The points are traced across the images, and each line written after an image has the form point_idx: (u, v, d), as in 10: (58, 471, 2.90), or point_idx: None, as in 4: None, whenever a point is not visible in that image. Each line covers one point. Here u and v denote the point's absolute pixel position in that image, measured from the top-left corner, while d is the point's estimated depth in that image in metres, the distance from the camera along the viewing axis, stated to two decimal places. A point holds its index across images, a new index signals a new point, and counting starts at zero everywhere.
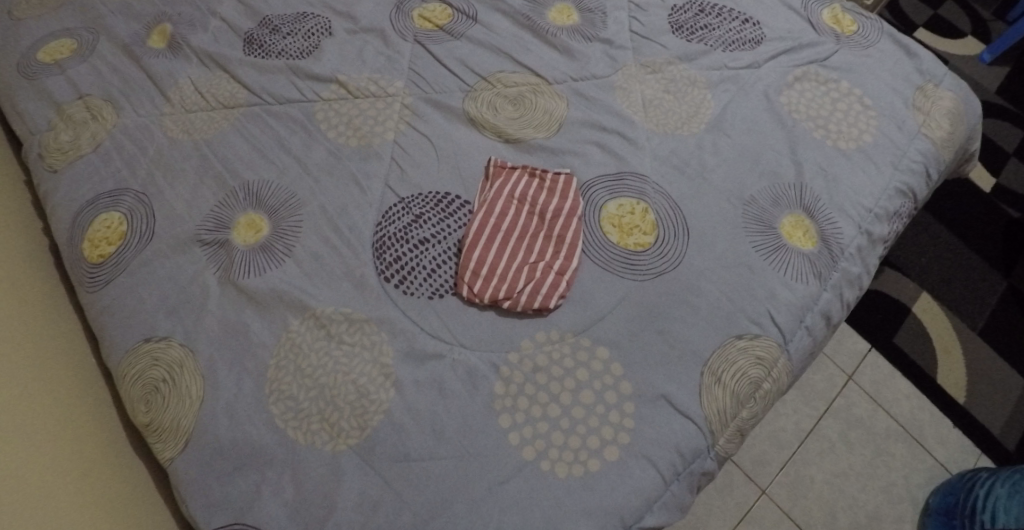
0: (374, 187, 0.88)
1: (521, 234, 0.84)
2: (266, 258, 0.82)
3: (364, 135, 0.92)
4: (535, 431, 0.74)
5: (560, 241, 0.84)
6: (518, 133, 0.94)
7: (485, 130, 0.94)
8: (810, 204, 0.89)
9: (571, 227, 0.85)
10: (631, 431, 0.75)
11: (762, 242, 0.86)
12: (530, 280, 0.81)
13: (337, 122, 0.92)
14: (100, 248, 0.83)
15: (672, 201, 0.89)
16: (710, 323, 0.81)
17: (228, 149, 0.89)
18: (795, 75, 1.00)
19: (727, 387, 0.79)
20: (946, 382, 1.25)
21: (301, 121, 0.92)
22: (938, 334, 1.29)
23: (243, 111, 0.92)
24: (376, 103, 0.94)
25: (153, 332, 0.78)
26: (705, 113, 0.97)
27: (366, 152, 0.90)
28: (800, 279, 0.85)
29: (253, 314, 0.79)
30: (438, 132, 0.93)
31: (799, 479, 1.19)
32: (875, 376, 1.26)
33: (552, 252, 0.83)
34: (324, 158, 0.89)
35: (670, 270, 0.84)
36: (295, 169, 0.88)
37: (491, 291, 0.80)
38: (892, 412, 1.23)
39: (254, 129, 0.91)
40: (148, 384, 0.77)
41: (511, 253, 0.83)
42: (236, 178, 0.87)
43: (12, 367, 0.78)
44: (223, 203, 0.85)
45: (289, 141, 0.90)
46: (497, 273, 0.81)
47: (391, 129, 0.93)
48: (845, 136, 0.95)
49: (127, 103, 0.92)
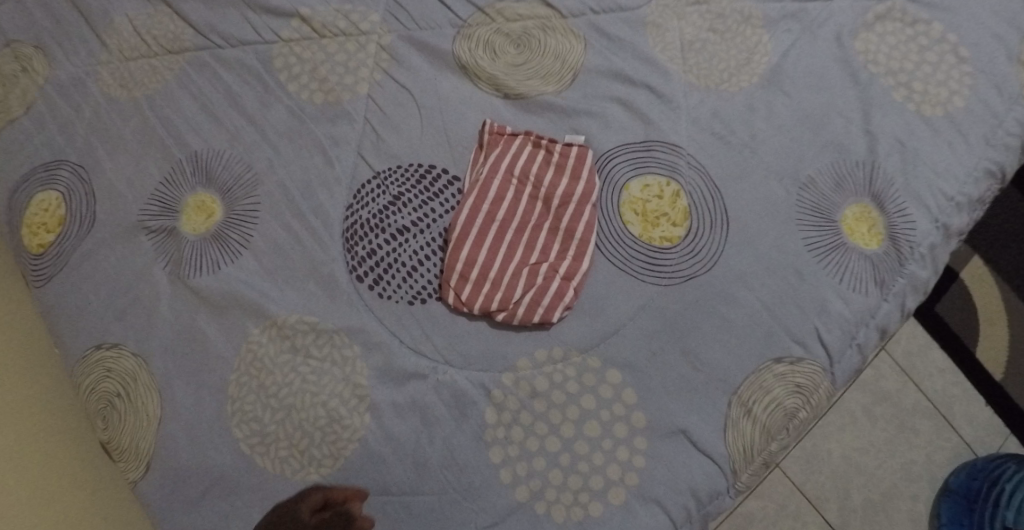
0: (344, 158, 0.74)
1: (521, 227, 0.71)
2: (220, 250, 0.70)
3: (332, 89, 0.77)
4: (530, 468, 0.65)
5: (569, 237, 0.71)
6: (521, 86, 0.78)
7: (480, 81, 0.78)
8: (879, 190, 0.74)
9: (582, 219, 0.71)
10: (641, 471, 0.66)
11: (818, 239, 0.72)
12: (529, 288, 0.68)
13: (300, 72, 0.77)
14: (39, 237, 0.72)
15: (710, 181, 0.75)
16: (744, 343, 0.69)
17: (173, 109, 0.75)
18: (876, 13, 0.80)
19: (758, 421, 0.68)
20: (985, 357, 1.09)
21: (258, 70, 0.77)
22: (985, 301, 1.10)
23: (189, 57, 0.77)
24: (347, 45, 0.78)
25: (104, 338, 0.69)
26: (760, 60, 0.79)
27: (334, 111, 0.76)
28: (857, 288, 0.71)
29: (207, 319, 0.69)
30: (422, 84, 0.78)
31: (815, 454, 1.06)
32: (910, 345, 1.09)
33: (557, 250, 0.70)
34: (284, 121, 0.75)
35: (702, 274, 0.71)
36: (250, 134, 0.74)
37: (481, 300, 0.68)
38: (923, 386, 1.08)
39: (203, 82, 0.76)
40: (101, 398, 0.68)
41: (508, 251, 0.70)
42: (182, 147, 0.73)
43: None
44: (169, 179, 0.72)
45: (241, 97, 0.76)
46: (489, 279, 0.69)
47: (364, 80, 0.77)
48: (931, 99, 0.76)
49: (59, 50, 0.77)
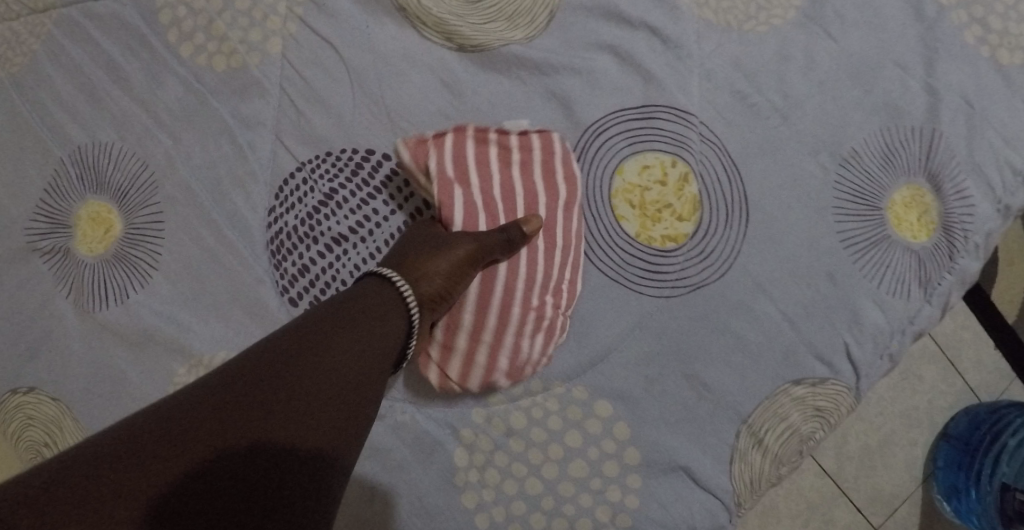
0: (259, 145, 0.61)
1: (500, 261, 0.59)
2: (126, 273, 0.59)
3: (234, 49, 0.61)
4: (509, 514, 0.58)
5: (555, 263, 0.59)
6: (480, 33, 0.62)
7: (427, 28, 0.62)
8: (936, 167, 0.60)
9: (563, 237, 0.60)
10: (635, 512, 0.59)
11: (856, 233, 0.59)
12: (519, 346, 0.59)
13: (192, 27, 0.61)
14: None
15: (726, 156, 0.61)
16: (759, 365, 0.59)
17: (49, 93, 0.61)
18: None
19: (768, 451, 0.59)
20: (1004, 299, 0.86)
21: (139, 29, 0.61)
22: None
23: (56, 18, 0.61)
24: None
25: (18, 382, 0.60)
26: None
27: (243, 81, 0.61)
28: (896, 292, 0.60)
29: (125, 357, 0.58)
30: (350, 37, 0.61)
31: None
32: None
33: (544, 282, 0.59)
34: (183, 98, 0.61)
35: (711, 280, 0.59)
36: (144, 119, 0.60)
37: (467, 370, 0.59)
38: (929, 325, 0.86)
39: (80, 52, 0.61)
40: (28, 448, 0.60)
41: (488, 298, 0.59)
42: (65, 144, 0.60)
43: None
44: (53, 187, 0.60)
45: (127, 70, 0.61)
46: (471, 342, 0.59)
47: (277, 34, 0.61)
48: (1012, 40, 0.60)
49: None
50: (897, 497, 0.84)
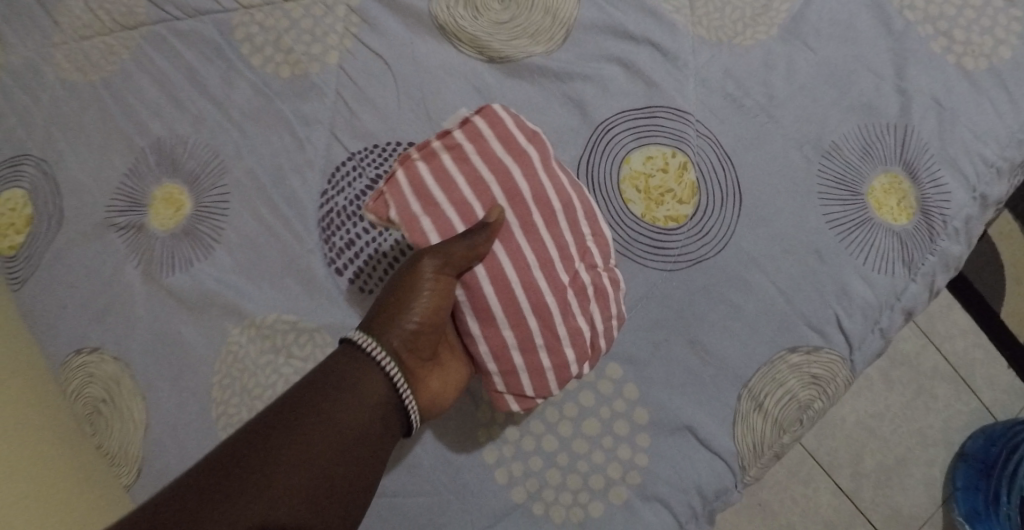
0: (315, 139, 0.69)
1: (518, 264, 0.58)
2: (192, 246, 0.66)
3: (298, 60, 0.71)
4: (526, 469, 0.63)
5: (563, 229, 0.60)
6: (507, 47, 0.71)
7: (461, 44, 0.71)
8: (911, 157, 0.66)
9: (549, 193, 0.60)
10: (643, 470, 0.63)
11: (841, 215, 0.66)
12: (583, 329, 0.60)
13: (263, 42, 0.71)
14: (8, 238, 0.68)
15: (721, 149, 0.68)
16: (758, 333, 0.64)
17: (134, 94, 0.70)
18: None
19: (769, 415, 0.64)
20: (1011, 316, 1.07)
21: (218, 44, 0.71)
22: (1012, 260, 1.08)
23: (145, 32, 0.71)
24: (313, 9, 0.71)
25: (82, 342, 0.66)
26: (773, 9, 0.71)
27: (303, 86, 0.70)
28: (882, 269, 0.65)
29: (186, 318, 0.66)
30: (397, 51, 0.71)
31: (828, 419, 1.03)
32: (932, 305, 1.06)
33: (566, 254, 0.60)
34: (251, 99, 0.70)
35: (710, 255, 0.65)
36: (215, 116, 0.70)
37: (540, 380, 0.60)
38: (943, 349, 1.05)
39: (164, 60, 0.71)
40: (87, 404, 0.66)
41: (529, 304, 0.59)
42: (145, 134, 0.69)
43: None
44: (134, 170, 0.68)
45: (204, 76, 0.70)
46: (530, 357, 0.60)
47: (334, 48, 0.71)
48: (975, 50, 0.67)
49: (9, 30, 0.71)
50: (917, 517, 1.01)
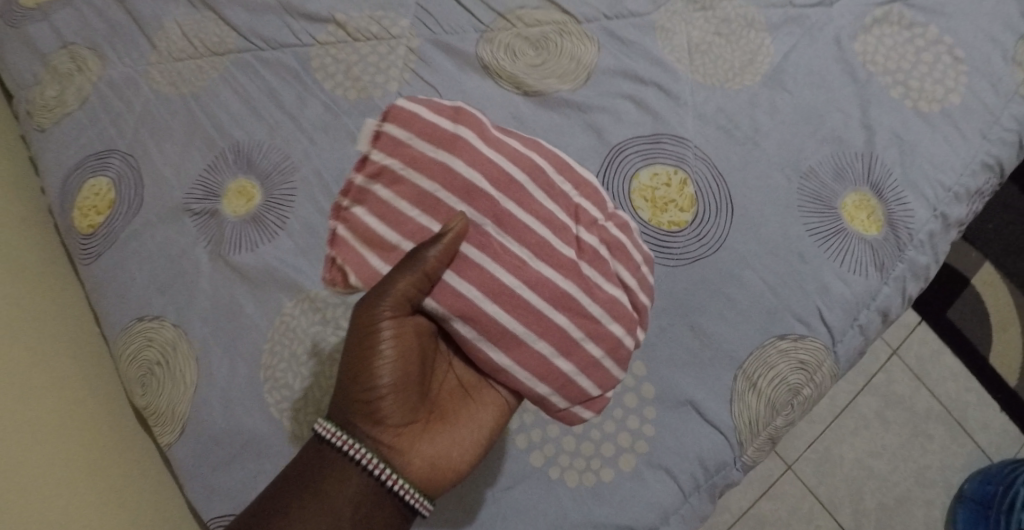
0: None
1: (526, 268, 0.59)
2: (259, 231, 0.75)
3: (364, 87, 0.82)
4: (545, 436, 0.69)
5: (542, 207, 0.61)
6: (540, 84, 0.83)
7: (501, 80, 0.83)
8: (877, 180, 0.77)
9: (500, 169, 0.60)
10: (651, 440, 0.69)
11: (819, 225, 0.75)
12: (618, 297, 0.61)
13: (335, 71, 0.82)
14: (90, 218, 0.77)
15: (715, 170, 0.79)
16: (749, 320, 0.72)
17: (217, 106, 0.80)
18: (873, 17, 0.83)
19: (763, 394, 0.71)
20: (1000, 363, 1.14)
21: (295, 69, 0.82)
22: (996, 307, 1.16)
23: (233, 59, 0.83)
24: (379, 47, 0.83)
25: (146, 311, 0.74)
26: (762, 61, 0.84)
27: (367, 106, 0.81)
28: (857, 271, 0.74)
29: (245, 293, 0.73)
30: (448, 82, 0.83)
31: (829, 457, 1.11)
32: (923, 350, 1.14)
33: (562, 229, 0.61)
34: (321, 115, 0.80)
35: (708, 255, 0.75)
36: (288, 126, 0.79)
37: (597, 375, 0.60)
38: (936, 391, 1.13)
39: (245, 79, 0.82)
40: (142, 365, 0.72)
41: (557, 300, 0.59)
42: (226, 138, 0.79)
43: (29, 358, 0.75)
44: (213, 166, 0.78)
45: (282, 95, 0.81)
46: (577, 357, 0.60)
47: (395, 79, 0.82)
48: (928, 96, 0.80)
49: (112, 50, 0.83)
50: None
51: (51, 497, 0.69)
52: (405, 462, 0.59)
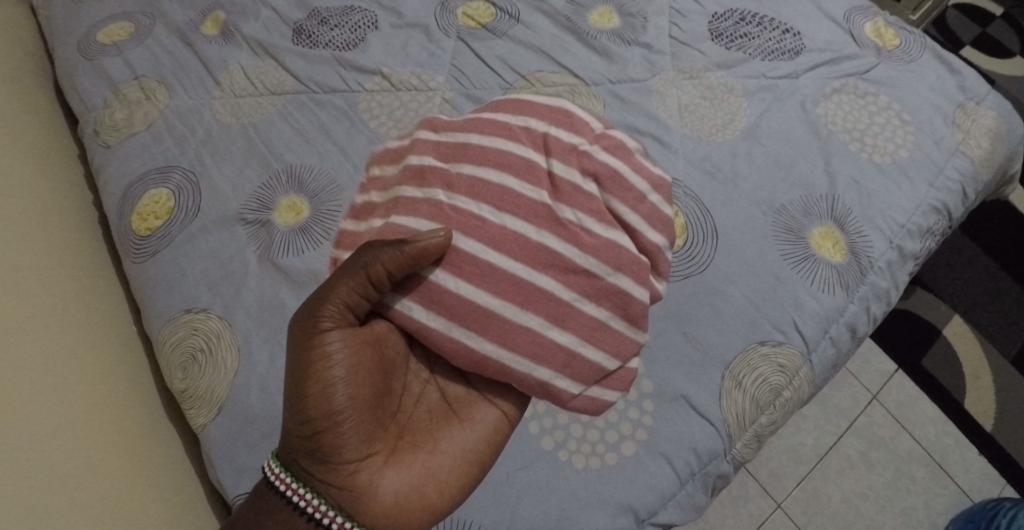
0: None
1: (502, 235, 0.65)
2: (304, 239, 0.84)
3: (404, 126, 0.94)
4: (555, 422, 0.77)
5: (503, 161, 0.67)
6: None
7: None
8: (839, 216, 0.89)
9: (446, 142, 0.69)
10: (649, 429, 0.77)
11: (791, 251, 0.86)
12: (614, 239, 0.65)
13: (380, 113, 0.95)
14: (148, 222, 0.88)
15: (702, 205, 0.89)
16: (734, 328, 0.81)
17: (272, 135, 0.92)
18: (833, 88, 0.98)
19: (747, 392, 0.79)
20: (975, 408, 1.22)
21: (345, 110, 0.95)
22: (967, 357, 1.25)
23: (289, 98, 0.96)
24: (418, 96, 0.96)
25: (194, 304, 0.82)
26: (740, 121, 0.96)
27: None
28: (826, 290, 0.85)
29: (288, 290, 0.81)
30: None
31: (816, 496, 1.17)
32: (900, 397, 1.23)
33: (534, 177, 0.66)
34: (366, 147, 0.91)
35: (697, 273, 0.85)
36: (335, 155, 0.90)
37: (596, 338, 0.65)
38: (915, 434, 1.20)
39: (299, 116, 0.94)
40: (185, 352, 0.80)
41: (539, 262, 0.65)
42: (280, 162, 0.90)
43: (81, 340, 0.84)
44: (267, 185, 0.88)
45: (332, 129, 0.93)
46: (573, 326, 0.65)
47: None
48: (880, 150, 0.93)
49: (178, 85, 0.99)
50: None
51: (89, 464, 0.75)
52: (368, 503, 0.63)
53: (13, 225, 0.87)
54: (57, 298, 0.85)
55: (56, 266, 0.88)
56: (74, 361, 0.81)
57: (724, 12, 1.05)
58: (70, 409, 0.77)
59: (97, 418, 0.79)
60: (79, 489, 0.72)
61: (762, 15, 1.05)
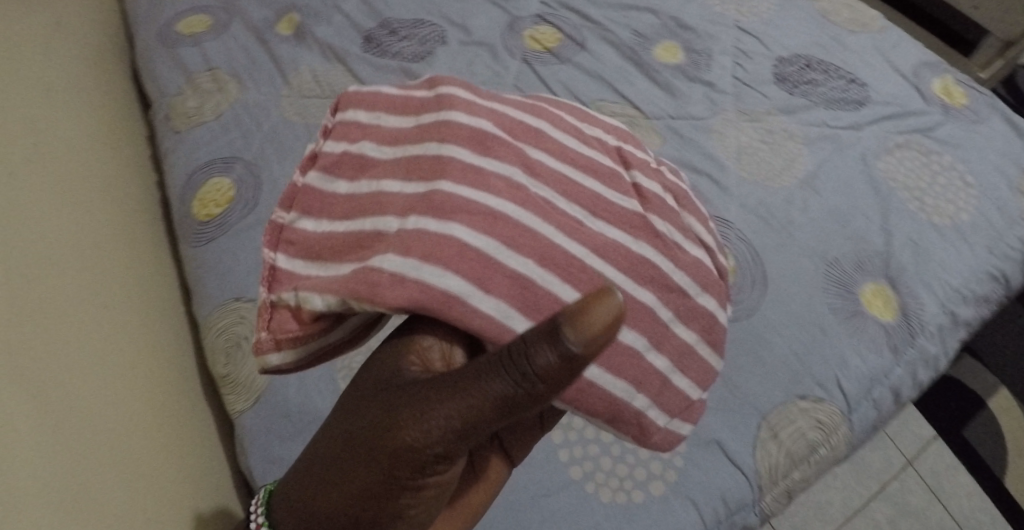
0: None
1: (602, 239, 0.58)
2: None
3: None
4: (585, 453, 0.77)
5: (584, 162, 0.62)
6: None
7: None
8: (892, 275, 0.87)
9: (514, 120, 0.61)
10: (679, 471, 0.76)
11: (841, 306, 0.85)
12: (699, 258, 0.62)
13: None
14: (208, 209, 0.91)
15: (753, 250, 0.88)
16: (775, 377, 0.80)
17: None
18: (897, 142, 0.97)
19: (782, 444, 0.78)
20: (1014, 485, 1.18)
21: None
22: (1010, 431, 1.22)
23: None
24: None
25: (243, 295, 0.85)
26: (798, 168, 0.95)
27: None
28: (873, 350, 0.83)
29: None
30: None
31: None
32: (936, 464, 1.20)
33: (621, 187, 0.62)
34: None
35: (742, 319, 0.84)
36: None
37: (696, 366, 0.61)
38: (950, 505, 1.16)
39: None
40: (231, 338, 0.83)
41: (637, 273, 0.58)
42: None
43: (137, 314, 0.88)
44: None
45: None
46: (668, 349, 0.59)
47: None
48: (941, 211, 0.92)
49: (250, 81, 1.02)
50: None
51: (139, 427, 0.77)
52: None
53: (84, 198, 0.89)
54: (97, 295, 0.82)
55: (99, 263, 0.86)
56: (131, 333, 0.84)
57: (790, 57, 1.05)
58: (124, 382, 0.78)
59: (131, 428, 0.76)
60: (128, 447, 0.73)
61: (828, 62, 1.05)
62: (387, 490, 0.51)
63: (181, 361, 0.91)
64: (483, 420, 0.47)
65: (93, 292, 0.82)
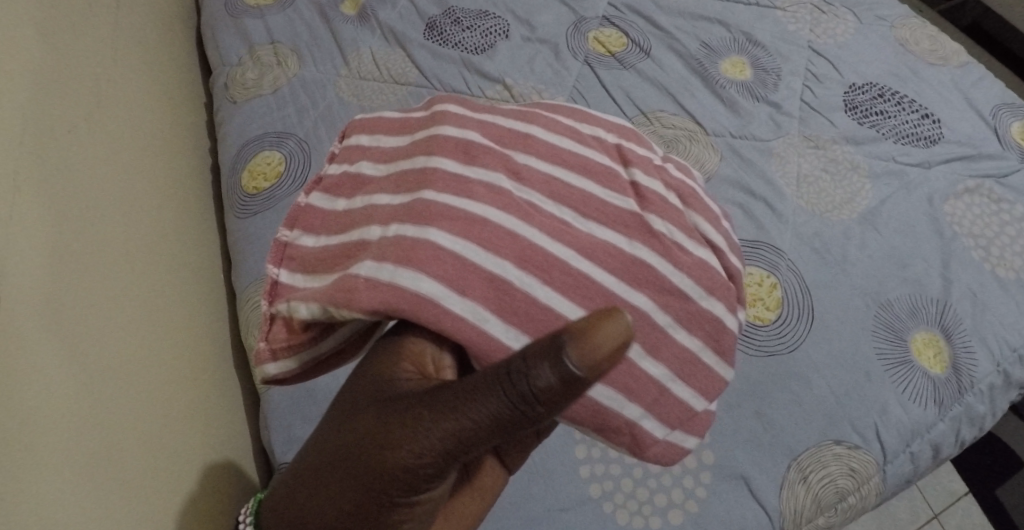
0: None
1: (590, 240, 0.55)
2: None
3: None
4: (605, 472, 0.75)
5: (578, 163, 0.59)
6: None
7: None
8: (947, 326, 0.83)
9: (504, 127, 0.60)
10: (701, 502, 0.74)
11: (889, 352, 0.81)
12: (705, 259, 0.57)
13: None
14: (256, 181, 0.91)
15: (803, 283, 0.85)
16: (811, 417, 0.78)
17: None
18: (967, 186, 0.92)
19: (811, 488, 0.75)
20: None
21: None
22: None
23: (410, 90, 0.98)
24: None
25: None
26: (859, 202, 0.91)
27: None
28: (918, 402, 0.80)
29: None
30: None
31: None
32: (965, 521, 1.15)
33: (617, 185, 0.59)
34: None
35: (784, 352, 0.81)
36: None
37: (701, 378, 0.56)
38: None
39: None
40: None
41: (631, 278, 0.55)
42: None
43: (181, 278, 0.89)
44: None
45: None
46: (665, 356, 0.55)
47: None
48: (1006, 264, 0.87)
49: (310, 57, 1.02)
50: None
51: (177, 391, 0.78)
52: None
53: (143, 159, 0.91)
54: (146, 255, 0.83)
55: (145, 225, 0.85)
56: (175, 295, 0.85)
57: (863, 85, 1.01)
58: (167, 342, 0.80)
59: (169, 390, 0.77)
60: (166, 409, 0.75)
61: (902, 94, 1.00)
62: (377, 500, 0.50)
63: (216, 328, 0.93)
64: (478, 436, 0.46)
65: (144, 250, 0.83)
